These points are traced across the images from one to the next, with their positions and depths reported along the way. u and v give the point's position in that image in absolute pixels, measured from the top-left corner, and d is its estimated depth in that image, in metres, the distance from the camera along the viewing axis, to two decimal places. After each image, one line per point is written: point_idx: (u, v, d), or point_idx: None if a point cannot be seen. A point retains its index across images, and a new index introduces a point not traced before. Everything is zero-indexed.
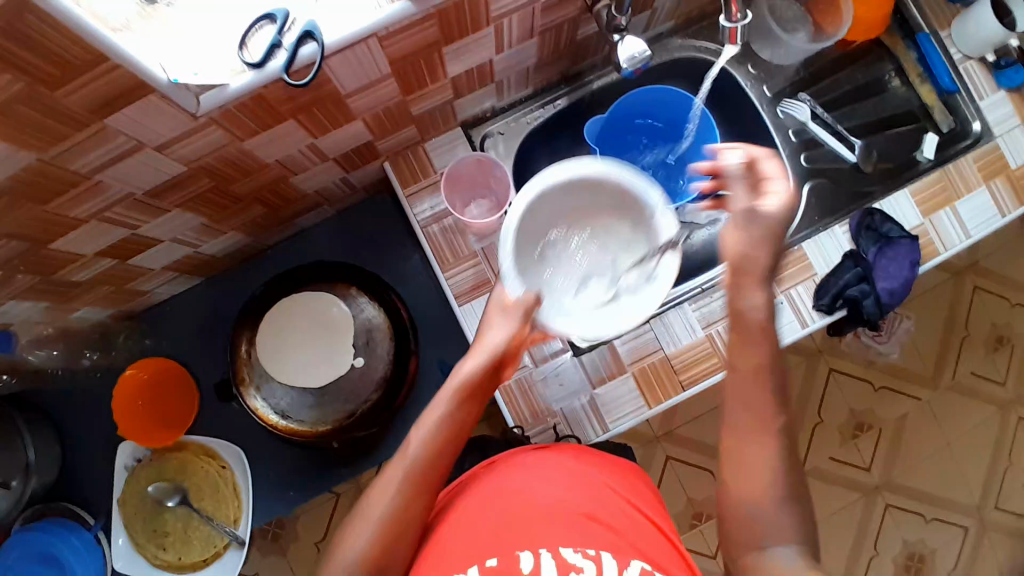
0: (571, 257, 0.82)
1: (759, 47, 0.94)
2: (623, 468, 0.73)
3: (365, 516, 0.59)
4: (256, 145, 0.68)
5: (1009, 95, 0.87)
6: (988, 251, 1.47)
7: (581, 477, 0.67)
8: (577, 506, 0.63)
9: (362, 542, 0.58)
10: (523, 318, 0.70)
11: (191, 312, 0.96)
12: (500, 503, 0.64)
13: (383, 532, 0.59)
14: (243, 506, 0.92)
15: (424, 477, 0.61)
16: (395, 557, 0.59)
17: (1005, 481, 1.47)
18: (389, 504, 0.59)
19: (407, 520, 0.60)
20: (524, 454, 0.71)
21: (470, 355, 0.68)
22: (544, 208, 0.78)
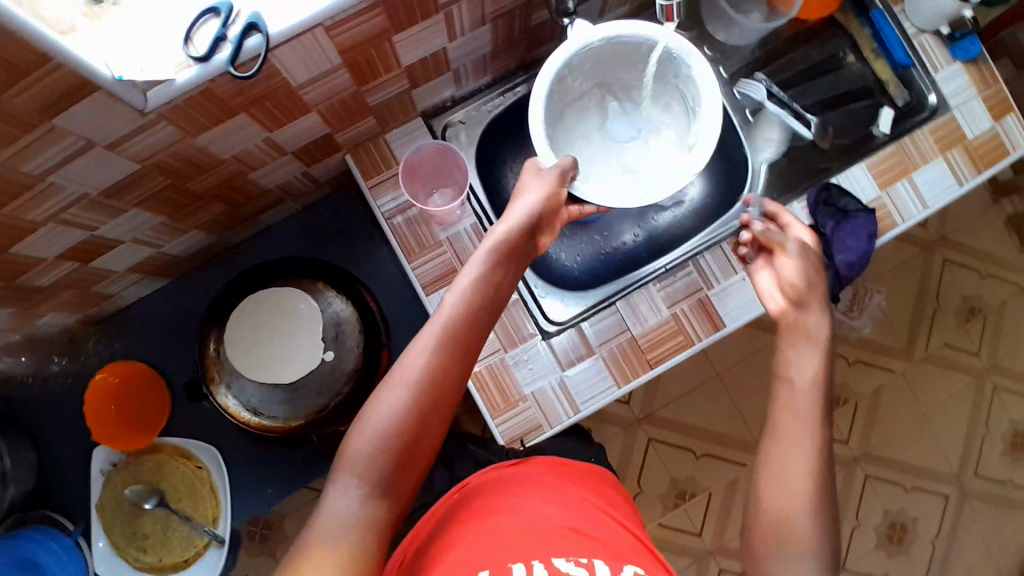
0: (607, 144, 0.83)
1: (714, 29, 0.96)
2: (598, 484, 0.72)
3: (396, 384, 0.58)
4: (212, 139, 0.68)
5: (965, 67, 0.90)
6: (955, 224, 1.51)
7: (559, 494, 0.67)
8: (558, 520, 0.62)
9: (395, 408, 0.57)
10: (558, 180, 0.71)
11: (159, 313, 0.96)
12: (481, 527, 0.62)
13: (414, 400, 0.58)
14: (222, 505, 0.92)
15: (460, 339, 0.62)
16: (429, 430, 0.58)
17: (982, 451, 1.50)
18: (422, 367, 0.59)
19: (442, 383, 0.59)
20: (500, 478, 0.70)
21: (505, 218, 0.69)
22: (570, 84, 0.79)
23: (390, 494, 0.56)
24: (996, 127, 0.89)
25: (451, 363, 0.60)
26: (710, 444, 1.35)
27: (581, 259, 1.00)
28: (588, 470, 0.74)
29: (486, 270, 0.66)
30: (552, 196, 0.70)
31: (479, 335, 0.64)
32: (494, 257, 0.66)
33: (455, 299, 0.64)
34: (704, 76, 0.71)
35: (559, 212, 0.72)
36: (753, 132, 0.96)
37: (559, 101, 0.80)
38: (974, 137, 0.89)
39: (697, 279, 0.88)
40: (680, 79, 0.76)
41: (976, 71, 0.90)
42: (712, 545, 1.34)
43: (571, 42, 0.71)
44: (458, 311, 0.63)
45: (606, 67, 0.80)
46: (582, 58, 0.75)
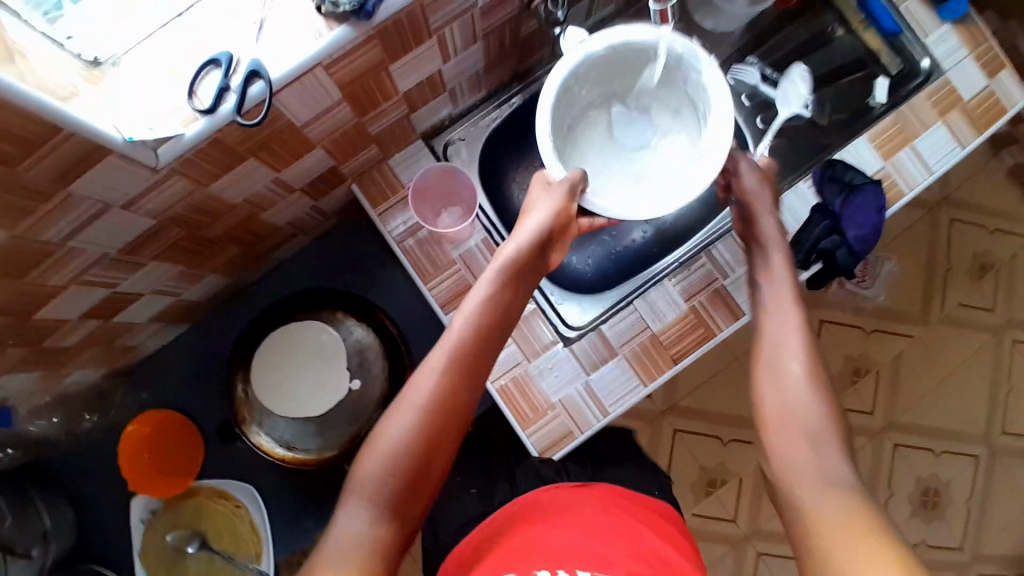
0: (613, 151, 0.83)
1: (701, 18, 0.96)
2: (642, 512, 0.71)
3: (407, 404, 0.59)
4: (223, 185, 0.69)
5: (953, 28, 0.89)
6: (957, 183, 1.51)
7: (588, 515, 0.68)
8: (589, 543, 0.62)
9: (405, 427, 0.58)
10: (568, 194, 0.71)
11: (183, 359, 0.97)
12: (513, 551, 0.63)
13: (425, 421, 0.59)
14: (263, 541, 0.91)
15: (469, 359, 0.63)
16: (442, 451, 0.59)
17: (1008, 406, 1.50)
18: (432, 388, 0.60)
19: (454, 404, 0.60)
20: (532, 505, 0.71)
21: (514, 236, 0.71)
22: (576, 94, 0.77)
23: (401, 517, 0.56)
24: (990, 86, 0.89)
25: (462, 382, 0.61)
26: (737, 429, 1.36)
27: (592, 261, 1.00)
28: (616, 490, 0.75)
29: (497, 288, 0.67)
30: (560, 212, 0.71)
31: (489, 356, 0.65)
32: (503, 275, 0.68)
33: (463, 319, 0.65)
34: (715, 79, 0.71)
35: (566, 228, 0.73)
36: (751, 116, 0.97)
37: (566, 111, 0.77)
38: (973, 98, 0.89)
39: (711, 271, 0.88)
40: (690, 85, 0.75)
41: (964, 31, 0.89)
42: (748, 530, 1.34)
43: (577, 52, 0.71)
44: (468, 331, 0.64)
45: (611, 76, 0.78)
46: (588, 67, 0.74)
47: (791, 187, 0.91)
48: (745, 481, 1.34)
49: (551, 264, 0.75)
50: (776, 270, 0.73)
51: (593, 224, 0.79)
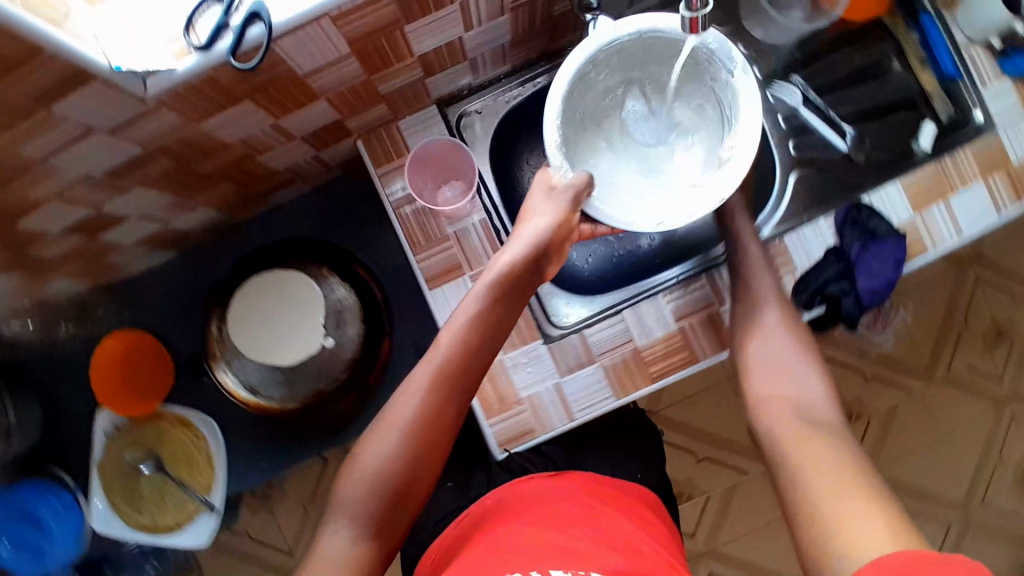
0: (626, 145, 0.78)
1: (751, 25, 0.90)
2: (629, 503, 0.75)
3: (390, 425, 0.60)
4: (217, 125, 0.67)
5: (1014, 85, 0.83)
6: (992, 242, 1.45)
7: (552, 512, 0.70)
8: (556, 539, 0.64)
9: (387, 448, 0.59)
10: (570, 204, 0.68)
11: (167, 284, 0.96)
12: (477, 555, 0.65)
13: (406, 443, 0.59)
14: (217, 474, 0.93)
15: (450, 377, 0.62)
16: (427, 469, 0.60)
17: (994, 478, 1.46)
18: (414, 409, 0.61)
19: (436, 425, 0.61)
20: (503, 503, 0.74)
21: (511, 243, 0.69)
22: (593, 81, 0.73)
23: (382, 535, 0.58)
24: None
25: (446, 401, 0.62)
26: (713, 449, 1.34)
27: (593, 260, 0.97)
28: (585, 482, 0.77)
29: (487, 305, 0.66)
30: (561, 223, 0.68)
31: (477, 371, 0.65)
32: (495, 290, 0.67)
33: (452, 335, 0.65)
34: (745, 82, 0.67)
35: (569, 236, 0.71)
36: (784, 140, 0.89)
37: (580, 99, 0.73)
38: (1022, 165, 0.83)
39: (709, 294, 0.85)
40: (715, 82, 0.71)
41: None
42: (702, 548, 1.33)
43: (600, 35, 0.67)
44: (453, 348, 0.64)
45: (631, 63, 0.74)
46: (606, 55, 0.70)
47: (810, 222, 0.84)
48: (710, 501, 1.33)
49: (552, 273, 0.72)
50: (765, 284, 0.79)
51: (595, 231, 0.75)
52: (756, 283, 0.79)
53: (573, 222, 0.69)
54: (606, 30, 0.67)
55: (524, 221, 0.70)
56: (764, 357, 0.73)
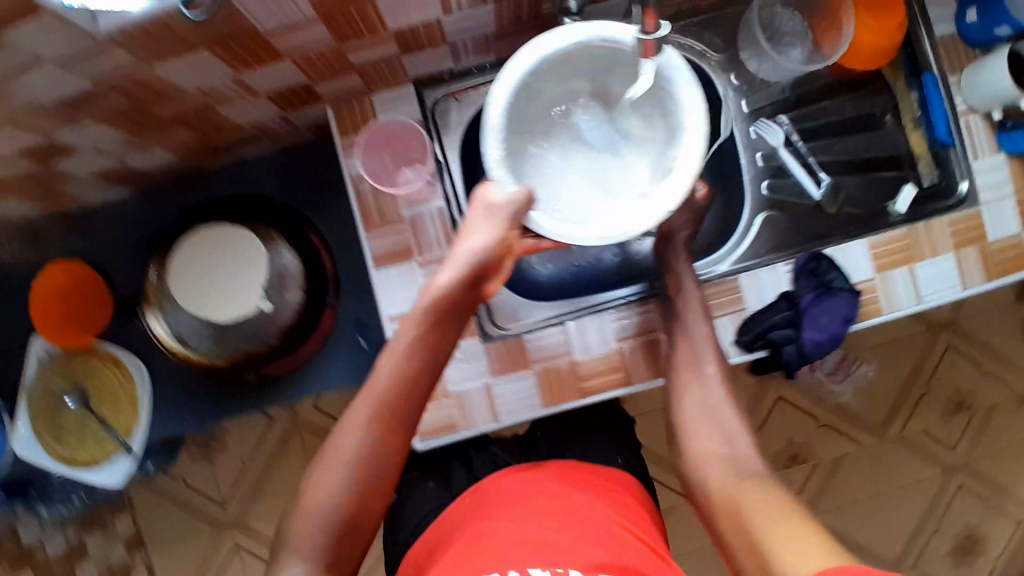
0: (573, 153, 0.78)
1: (747, 56, 0.86)
2: (603, 487, 0.80)
3: (335, 466, 0.64)
4: (172, 69, 0.65)
5: (1010, 160, 0.83)
6: (968, 313, 1.44)
7: (516, 504, 0.74)
8: (530, 535, 0.67)
9: (335, 488, 0.63)
10: (509, 222, 0.68)
11: (121, 221, 0.95)
12: (459, 553, 0.69)
13: (353, 481, 0.63)
14: (138, 420, 0.93)
15: (388, 412, 0.65)
16: (371, 499, 0.65)
17: (930, 543, 1.47)
18: (358, 447, 0.64)
19: (380, 463, 0.65)
20: (481, 503, 0.78)
21: (448, 265, 0.69)
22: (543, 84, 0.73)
23: (336, 565, 0.62)
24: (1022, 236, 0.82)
25: (389, 437, 0.65)
26: None
27: (551, 267, 0.96)
28: (555, 471, 0.81)
29: (424, 332, 0.68)
30: (501, 242, 0.68)
31: (419, 402, 0.67)
32: (431, 316, 0.68)
33: (389, 371, 0.66)
34: (692, 99, 0.66)
35: (511, 251, 0.70)
36: (758, 179, 0.88)
37: (529, 101, 0.73)
38: (998, 245, 0.82)
39: (653, 321, 0.84)
40: (663, 94, 0.70)
41: (1020, 167, 0.83)
42: None
43: (550, 38, 0.66)
44: (393, 384, 0.66)
45: (583, 70, 0.73)
46: (550, 66, 0.70)
47: (768, 265, 0.83)
48: None
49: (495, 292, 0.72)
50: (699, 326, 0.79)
51: (540, 244, 0.75)
52: (690, 318, 0.80)
53: (513, 238, 0.69)
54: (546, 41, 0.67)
55: (464, 238, 0.69)
56: (698, 405, 0.75)
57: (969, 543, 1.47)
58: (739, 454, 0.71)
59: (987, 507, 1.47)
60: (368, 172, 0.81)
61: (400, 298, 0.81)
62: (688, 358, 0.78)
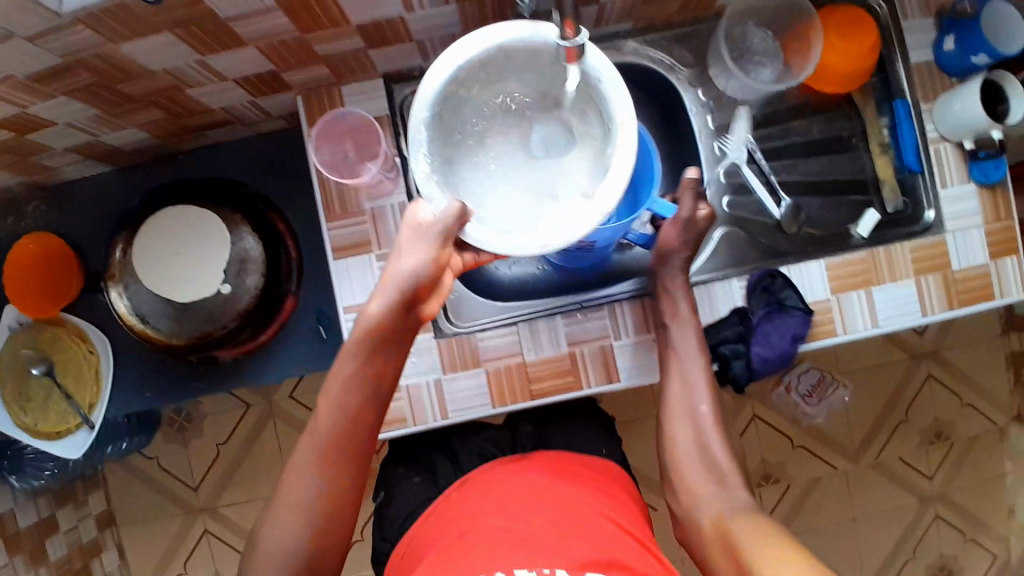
0: (517, 148, 0.79)
1: (716, 73, 0.86)
2: (586, 476, 0.87)
3: (292, 512, 0.69)
4: (137, 50, 0.67)
5: (979, 189, 0.82)
6: (953, 343, 1.42)
7: (504, 501, 0.79)
8: (517, 536, 0.72)
9: (292, 534, 0.68)
10: (439, 242, 0.70)
11: (98, 197, 0.97)
12: (445, 551, 0.73)
13: (311, 522, 0.69)
14: (101, 393, 0.95)
15: (333, 447, 0.70)
16: (331, 535, 0.70)
17: (901, 573, 1.45)
18: (311, 492, 0.69)
19: (335, 502, 0.70)
20: (469, 497, 0.83)
21: (378, 293, 0.71)
22: (479, 82, 0.76)
23: None
24: (989, 266, 0.82)
25: (341, 473, 0.71)
26: None
27: (514, 270, 0.96)
28: (545, 466, 0.87)
29: (361, 365, 0.72)
30: (433, 263, 0.70)
31: (364, 433, 0.72)
32: (363, 347, 0.71)
33: (332, 412, 0.71)
34: (619, 98, 0.69)
35: (444, 268, 0.73)
36: (720, 194, 0.88)
37: (464, 101, 0.76)
38: (963, 274, 0.82)
39: (606, 326, 0.84)
40: (591, 90, 0.72)
41: (990, 196, 0.82)
42: None
43: (481, 38, 0.69)
44: (336, 423, 0.71)
45: (519, 68, 0.76)
46: (473, 72, 0.73)
47: (722, 280, 0.83)
48: None
49: (431, 312, 0.75)
50: (689, 348, 0.79)
51: (478, 257, 0.78)
52: (679, 347, 0.79)
53: (445, 257, 0.71)
54: (460, 48, 0.70)
55: (397, 259, 0.72)
56: (687, 442, 0.75)
57: None
58: (730, 485, 0.71)
59: (963, 539, 1.45)
60: (325, 163, 0.82)
61: (356, 289, 0.82)
62: (677, 395, 0.77)
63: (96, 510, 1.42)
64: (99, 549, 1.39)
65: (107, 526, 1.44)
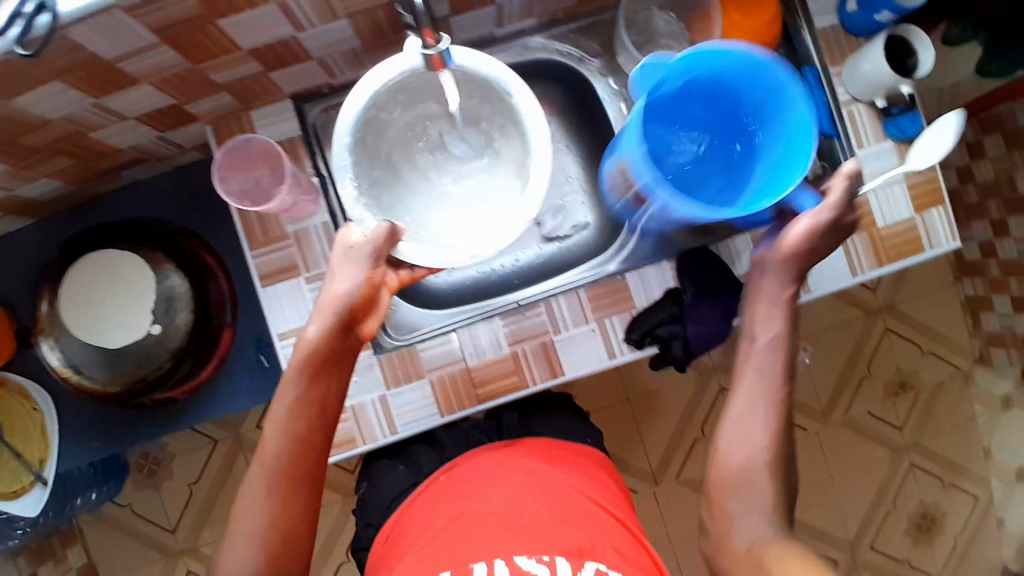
0: (446, 164, 0.84)
1: (623, 62, 0.88)
2: (575, 459, 0.86)
3: (248, 535, 0.66)
4: (27, 102, 0.65)
5: (896, 146, 0.84)
6: (907, 294, 1.44)
7: (489, 485, 0.79)
8: (513, 524, 0.72)
9: (248, 559, 0.65)
10: (370, 263, 0.70)
11: (20, 251, 0.95)
12: (433, 543, 0.73)
13: (267, 545, 0.66)
14: (50, 448, 0.94)
15: (284, 471, 0.67)
16: (290, 560, 0.67)
17: (884, 524, 1.47)
18: (264, 516, 0.66)
19: (289, 526, 0.67)
20: (455, 480, 0.82)
21: (315, 316, 0.70)
22: (397, 104, 0.76)
23: None
24: (915, 218, 0.84)
25: (294, 497, 0.68)
26: None
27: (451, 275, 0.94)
28: (536, 450, 0.85)
29: (305, 390, 0.69)
30: (367, 282, 0.70)
31: (315, 457, 0.70)
32: (303, 372, 0.69)
33: (276, 436, 0.68)
34: (527, 106, 0.70)
35: (380, 287, 0.72)
36: None
37: (383, 126, 0.77)
38: (889, 232, 0.83)
39: (545, 322, 0.84)
40: (503, 103, 0.74)
41: (906, 151, 0.84)
42: None
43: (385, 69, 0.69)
44: (285, 451, 0.68)
45: (431, 89, 0.76)
46: (390, 93, 0.73)
47: (654, 263, 0.85)
48: None
49: (370, 332, 0.74)
50: (765, 360, 0.68)
51: (414, 274, 0.75)
52: (760, 366, 0.68)
53: (379, 276, 0.71)
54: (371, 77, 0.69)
55: (331, 283, 0.71)
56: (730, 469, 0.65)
57: (925, 521, 1.48)
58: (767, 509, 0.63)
59: (940, 485, 1.47)
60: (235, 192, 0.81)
61: (289, 315, 0.81)
62: (738, 425, 0.66)
63: (77, 563, 1.40)
64: None
65: None
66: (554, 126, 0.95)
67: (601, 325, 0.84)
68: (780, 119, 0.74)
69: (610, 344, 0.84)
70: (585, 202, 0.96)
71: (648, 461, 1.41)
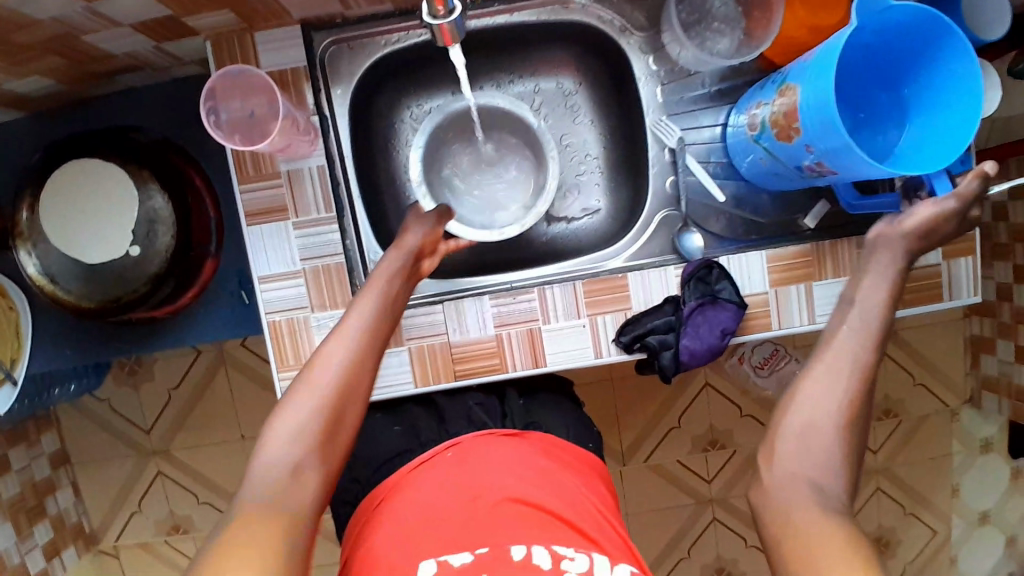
0: (486, 181, 0.88)
1: (669, 40, 0.81)
2: (575, 462, 0.79)
3: (316, 379, 0.55)
4: (17, 3, 0.60)
5: None
6: (912, 324, 1.41)
7: (504, 469, 0.71)
8: (541, 515, 0.65)
9: (312, 407, 0.54)
10: (435, 221, 0.73)
11: (6, 143, 0.91)
12: (446, 519, 0.65)
13: (337, 395, 0.55)
14: (23, 349, 0.93)
15: (368, 333, 0.59)
16: (348, 422, 0.56)
17: None
18: (340, 366, 0.56)
19: (358, 390, 0.57)
20: (462, 458, 0.74)
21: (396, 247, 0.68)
22: (449, 131, 0.85)
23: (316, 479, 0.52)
24: (941, 264, 0.79)
25: (370, 358, 0.58)
26: None
27: None
28: (540, 445, 0.78)
29: (386, 284, 0.64)
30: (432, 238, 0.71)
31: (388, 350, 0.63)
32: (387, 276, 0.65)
33: (364, 310, 0.61)
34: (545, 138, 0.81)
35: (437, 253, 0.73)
36: (663, 174, 0.84)
37: (438, 146, 0.85)
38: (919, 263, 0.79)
39: (535, 308, 0.81)
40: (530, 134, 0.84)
41: None
42: None
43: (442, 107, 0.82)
44: (370, 319, 0.60)
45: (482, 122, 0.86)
46: (444, 121, 0.83)
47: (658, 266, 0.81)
48: None
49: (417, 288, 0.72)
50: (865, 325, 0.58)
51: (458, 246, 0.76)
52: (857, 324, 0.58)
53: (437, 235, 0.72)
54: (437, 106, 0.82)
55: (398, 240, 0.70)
56: (795, 429, 0.54)
57: (880, 544, 1.49)
58: (831, 491, 0.52)
59: (902, 511, 1.47)
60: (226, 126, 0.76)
61: (271, 259, 0.78)
62: (818, 389, 0.55)
63: (48, 449, 1.43)
64: (53, 489, 1.42)
65: (61, 466, 1.46)
66: (581, 97, 0.91)
67: (592, 322, 0.81)
68: (934, 118, 0.67)
69: (598, 343, 0.81)
70: (600, 184, 0.91)
71: (620, 441, 1.41)
